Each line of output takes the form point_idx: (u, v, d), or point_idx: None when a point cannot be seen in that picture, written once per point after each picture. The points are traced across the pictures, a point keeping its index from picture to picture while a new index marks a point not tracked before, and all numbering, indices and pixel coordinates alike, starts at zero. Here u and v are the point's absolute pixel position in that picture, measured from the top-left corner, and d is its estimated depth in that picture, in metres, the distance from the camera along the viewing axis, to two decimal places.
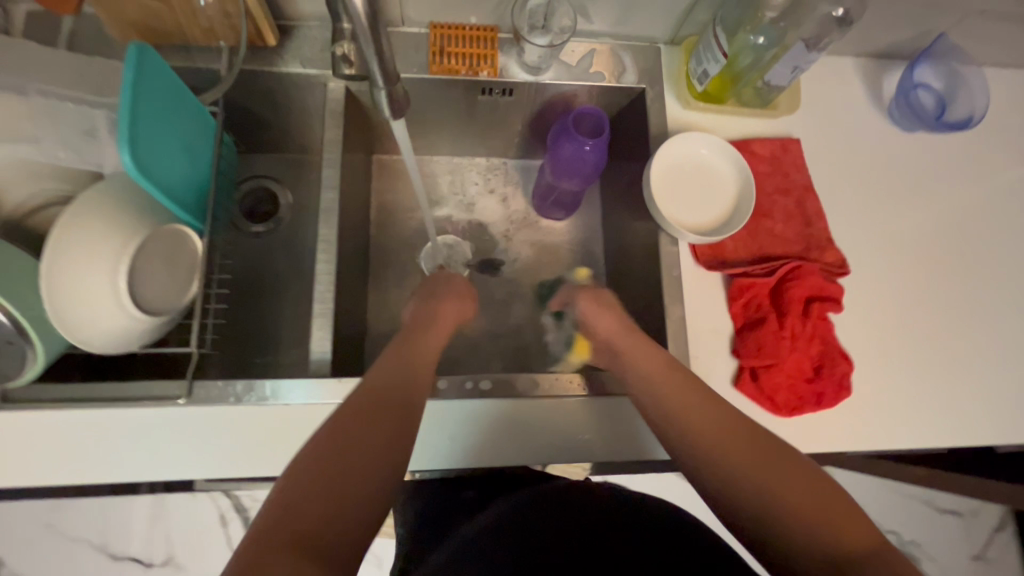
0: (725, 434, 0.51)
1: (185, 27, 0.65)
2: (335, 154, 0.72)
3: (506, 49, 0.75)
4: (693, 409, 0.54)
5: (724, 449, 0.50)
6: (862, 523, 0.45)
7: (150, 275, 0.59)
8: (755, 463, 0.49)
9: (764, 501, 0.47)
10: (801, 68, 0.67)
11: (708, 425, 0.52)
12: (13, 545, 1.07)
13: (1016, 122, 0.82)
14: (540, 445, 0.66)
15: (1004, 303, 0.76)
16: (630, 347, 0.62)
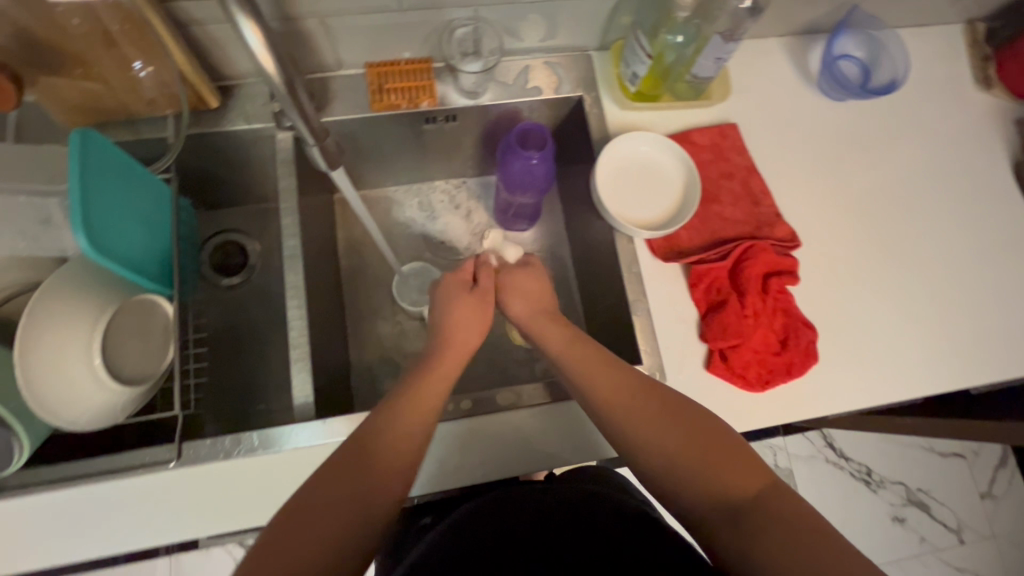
0: (645, 410, 0.58)
1: (128, 103, 0.67)
2: (291, 202, 0.74)
3: (442, 78, 0.77)
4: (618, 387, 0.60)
5: (645, 423, 0.57)
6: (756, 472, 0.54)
7: (123, 348, 0.61)
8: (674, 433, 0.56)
9: (681, 474, 0.54)
10: (723, 59, 0.70)
11: (631, 407, 0.58)
12: None
13: (938, 78, 0.86)
14: (522, 455, 0.68)
15: (953, 251, 0.79)
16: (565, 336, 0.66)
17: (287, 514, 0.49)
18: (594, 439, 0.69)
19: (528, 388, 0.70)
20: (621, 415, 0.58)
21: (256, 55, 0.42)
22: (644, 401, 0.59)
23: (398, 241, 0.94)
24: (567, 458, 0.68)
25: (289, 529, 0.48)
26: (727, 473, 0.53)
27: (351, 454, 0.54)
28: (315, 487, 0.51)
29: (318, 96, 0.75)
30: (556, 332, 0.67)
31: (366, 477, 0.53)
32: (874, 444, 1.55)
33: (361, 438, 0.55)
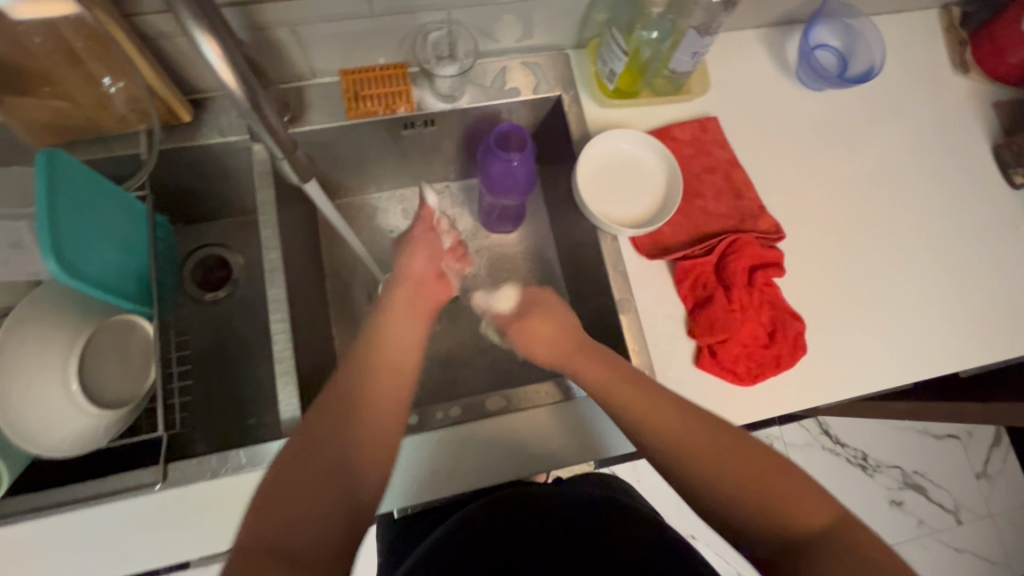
0: (701, 449, 0.57)
1: (98, 120, 0.66)
2: (270, 214, 0.73)
3: (418, 82, 0.76)
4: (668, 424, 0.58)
5: (703, 462, 0.56)
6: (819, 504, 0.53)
7: (102, 370, 0.60)
8: (733, 472, 0.55)
9: (743, 511, 0.54)
10: (700, 53, 0.70)
11: (691, 443, 0.57)
12: None
13: (916, 64, 0.86)
14: (521, 460, 0.67)
15: (936, 237, 0.80)
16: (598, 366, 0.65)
17: (270, 497, 0.50)
18: (590, 439, 0.69)
19: (518, 391, 0.69)
20: (683, 454, 0.57)
21: (215, 67, 0.41)
22: (698, 437, 0.57)
23: (383, 248, 0.93)
24: (566, 460, 0.68)
25: (273, 510, 0.49)
26: (796, 504, 0.53)
27: (324, 430, 0.55)
28: (297, 468, 0.52)
29: (294, 106, 0.74)
30: (593, 364, 0.65)
31: (342, 450, 0.54)
32: (870, 429, 1.56)
33: (336, 417, 0.56)
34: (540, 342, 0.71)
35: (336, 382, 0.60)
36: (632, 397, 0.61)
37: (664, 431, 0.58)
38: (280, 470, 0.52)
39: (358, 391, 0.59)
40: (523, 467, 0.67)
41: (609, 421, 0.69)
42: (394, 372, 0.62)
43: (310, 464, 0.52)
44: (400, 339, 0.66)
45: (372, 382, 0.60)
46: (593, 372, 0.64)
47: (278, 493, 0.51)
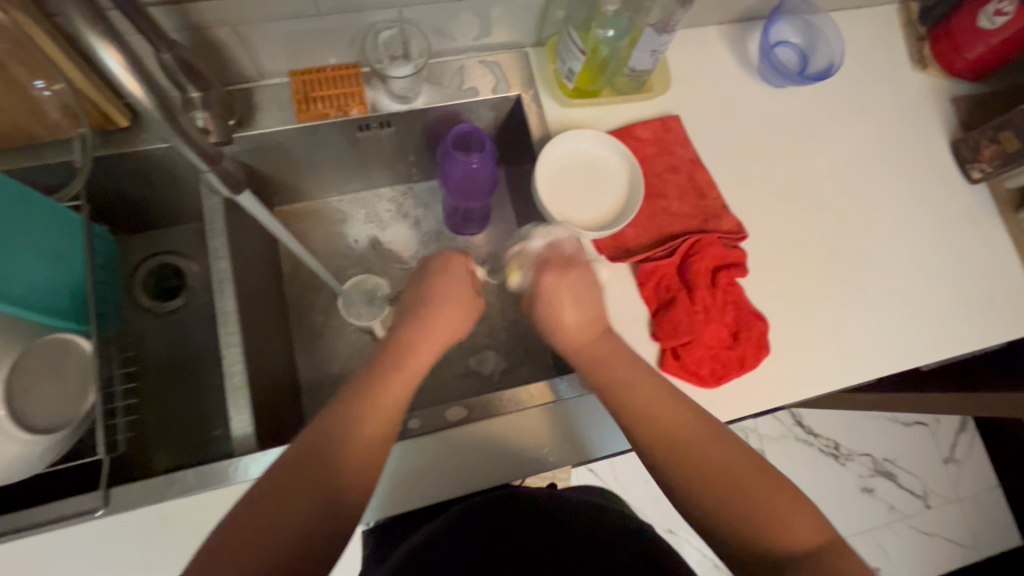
0: (702, 450, 0.56)
1: (27, 128, 0.62)
2: (218, 223, 0.70)
3: (372, 83, 0.74)
4: (673, 426, 0.58)
5: (701, 467, 0.56)
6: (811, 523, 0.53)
7: (34, 392, 0.57)
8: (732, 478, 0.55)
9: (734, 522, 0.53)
10: (659, 51, 0.69)
11: (698, 459, 0.56)
12: None
13: (876, 60, 0.86)
14: (497, 465, 0.66)
15: (897, 233, 0.80)
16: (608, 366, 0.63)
17: (229, 538, 0.48)
18: (571, 444, 0.67)
19: (490, 400, 0.67)
20: (679, 457, 0.56)
21: (121, 80, 0.40)
22: (699, 440, 0.57)
23: (345, 253, 0.91)
24: (544, 466, 0.66)
25: (231, 548, 0.48)
26: (790, 518, 0.52)
27: (299, 472, 0.52)
28: (262, 513, 0.50)
29: (241, 109, 0.71)
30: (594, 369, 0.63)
31: (312, 501, 0.51)
32: (842, 418, 1.58)
33: (317, 456, 0.53)
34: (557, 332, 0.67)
35: (324, 421, 0.56)
36: (643, 395, 0.60)
37: (667, 432, 0.58)
38: (255, 508, 0.50)
39: (344, 434, 0.55)
40: (502, 471, 0.66)
41: (589, 425, 0.67)
42: (382, 417, 0.57)
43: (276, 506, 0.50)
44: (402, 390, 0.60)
45: (358, 432, 0.55)
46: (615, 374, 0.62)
47: (239, 532, 0.48)
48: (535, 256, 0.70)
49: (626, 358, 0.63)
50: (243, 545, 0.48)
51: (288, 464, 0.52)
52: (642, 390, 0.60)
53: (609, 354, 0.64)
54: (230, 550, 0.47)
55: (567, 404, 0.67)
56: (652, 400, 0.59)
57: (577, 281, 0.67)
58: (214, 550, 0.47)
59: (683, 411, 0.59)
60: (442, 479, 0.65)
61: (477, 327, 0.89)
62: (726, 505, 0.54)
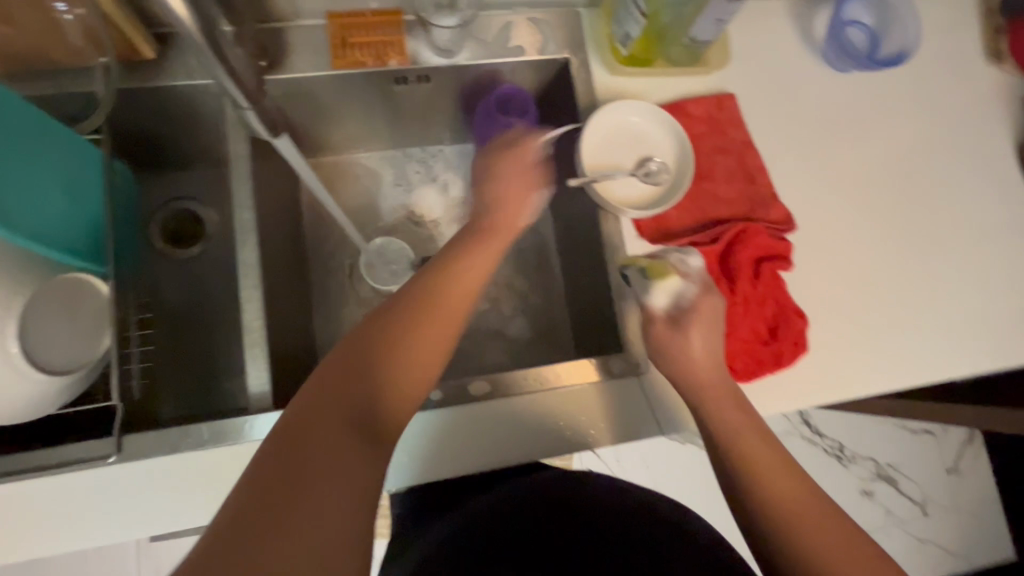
0: (792, 494, 0.53)
1: (47, 51, 0.59)
2: (244, 170, 0.66)
3: (413, 32, 0.69)
4: (764, 465, 0.55)
5: (793, 511, 0.52)
6: None
7: (47, 331, 0.54)
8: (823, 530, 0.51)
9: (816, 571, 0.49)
10: (724, 21, 0.64)
11: (788, 499, 0.53)
12: None
13: (949, 50, 0.81)
14: (523, 441, 0.63)
15: (952, 237, 0.76)
16: (708, 388, 0.60)
17: (270, 473, 0.41)
18: (605, 425, 0.64)
19: (512, 376, 0.65)
20: (793, 532, 0.50)
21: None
22: (791, 485, 0.54)
23: (368, 213, 0.87)
24: (575, 446, 0.63)
25: (276, 479, 0.41)
26: None
27: (345, 394, 0.45)
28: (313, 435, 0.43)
29: (272, 49, 0.67)
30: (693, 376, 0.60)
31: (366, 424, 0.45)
32: (849, 420, 1.57)
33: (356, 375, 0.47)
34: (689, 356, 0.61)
35: (362, 347, 0.49)
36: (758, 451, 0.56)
37: (785, 503, 0.52)
38: (287, 451, 0.42)
39: (387, 352, 0.49)
40: (531, 448, 0.63)
41: (622, 408, 0.65)
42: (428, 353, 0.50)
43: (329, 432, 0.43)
44: (454, 300, 0.54)
45: (399, 363, 0.49)
46: (728, 416, 0.58)
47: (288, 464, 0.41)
48: (697, 273, 0.64)
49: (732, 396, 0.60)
50: (295, 481, 0.41)
51: (327, 382, 0.46)
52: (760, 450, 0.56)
53: (724, 397, 0.59)
54: (275, 490, 0.40)
55: (597, 387, 0.65)
56: (767, 464, 0.55)
57: (710, 321, 0.62)
58: (245, 488, 0.41)
59: (800, 479, 0.54)
60: (464, 451, 0.62)
61: (499, 300, 0.86)
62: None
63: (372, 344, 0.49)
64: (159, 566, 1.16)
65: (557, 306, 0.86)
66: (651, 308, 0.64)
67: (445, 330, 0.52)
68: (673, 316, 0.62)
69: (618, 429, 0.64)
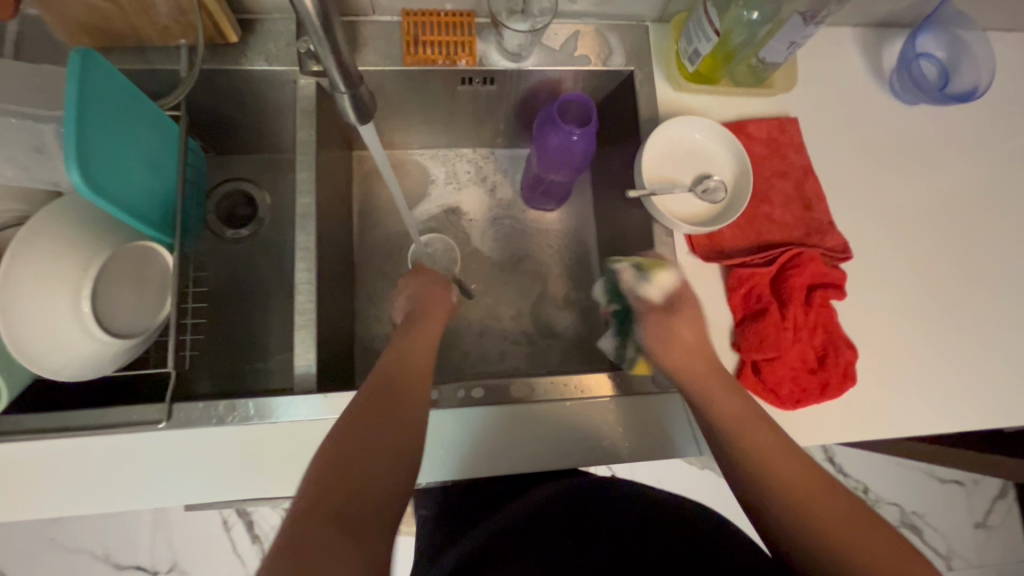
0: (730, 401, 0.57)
1: (139, 27, 0.61)
2: (308, 155, 0.68)
3: (484, 35, 0.71)
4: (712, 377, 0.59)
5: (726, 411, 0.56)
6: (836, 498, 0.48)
7: (115, 295, 0.56)
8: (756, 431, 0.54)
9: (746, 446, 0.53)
10: (798, 43, 0.63)
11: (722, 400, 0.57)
12: (32, 559, 1.15)
13: (1021, 90, 0.79)
14: (557, 446, 0.63)
15: (1017, 282, 0.73)
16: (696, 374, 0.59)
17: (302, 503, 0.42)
18: (644, 439, 0.64)
19: (553, 381, 0.64)
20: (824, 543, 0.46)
21: None
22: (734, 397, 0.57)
23: (416, 208, 0.88)
24: (610, 458, 0.63)
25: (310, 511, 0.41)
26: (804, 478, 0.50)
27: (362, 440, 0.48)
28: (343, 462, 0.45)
29: (347, 42, 0.69)
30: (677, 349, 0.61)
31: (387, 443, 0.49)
32: (874, 462, 1.52)
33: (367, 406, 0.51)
34: (681, 346, 0.62)
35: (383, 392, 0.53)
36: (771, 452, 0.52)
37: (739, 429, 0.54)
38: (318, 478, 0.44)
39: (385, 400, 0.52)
40: (566, 456, 0.63)
41: (660, 424, 0.64)
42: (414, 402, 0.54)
43: (359, 461, 0.46)
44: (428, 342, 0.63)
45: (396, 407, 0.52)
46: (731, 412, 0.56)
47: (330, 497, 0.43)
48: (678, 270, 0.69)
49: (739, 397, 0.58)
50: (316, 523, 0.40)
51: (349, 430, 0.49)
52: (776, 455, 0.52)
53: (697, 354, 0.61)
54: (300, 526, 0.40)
55: (634, 401, 0.65)
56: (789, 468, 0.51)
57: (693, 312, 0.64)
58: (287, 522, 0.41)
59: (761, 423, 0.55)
60: (494, 453, 0.62)
61: (539, 306, 0.86)
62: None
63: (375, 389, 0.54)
64: (173, 537, 1.18)
65: (596, 316, 0.86)
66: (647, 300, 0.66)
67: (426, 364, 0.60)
68: (668, 304, 0.65)
69: (658, 444, 0.64)
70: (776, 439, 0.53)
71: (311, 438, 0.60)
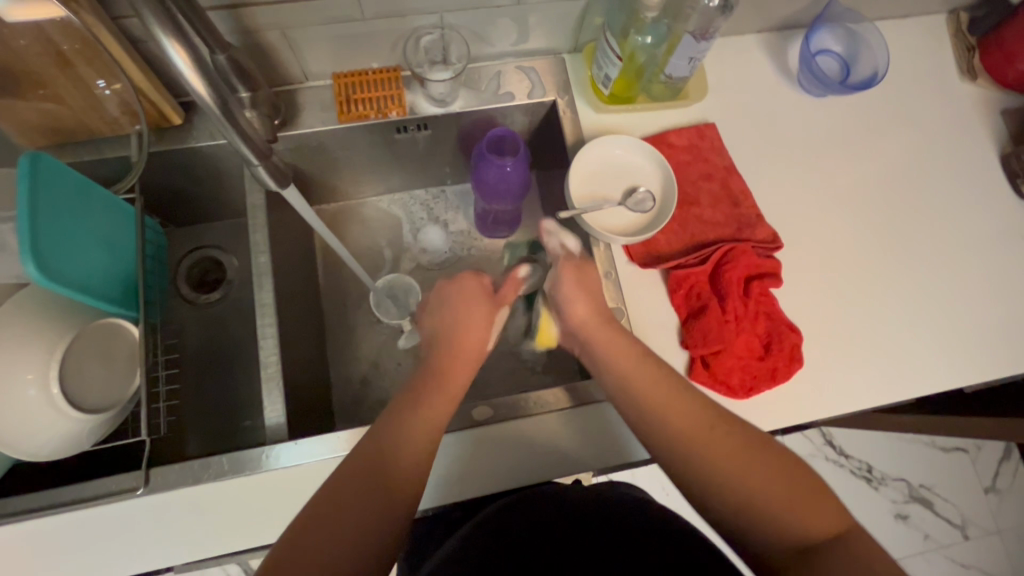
0: (617, 356, 0.62)
1: (89, 123, 0.66)
2: (260, 218, 0.72)
3: (411, 87, 0.76)
4: (603, 334, 0.65)
5: (615, 364, 0.62)
6: (720, 433, 0.55)
7: (87, 376, 0.60)
8: (642, 380, 0.60)
9: (635, 395, 0.60)
10: (696, 58, 0.69)
11: (613, 358, 0.62)
12: None
13: (921, 70, 0.84)
14: (526, 462, 0.66)
15: (942, 248, 0.77)
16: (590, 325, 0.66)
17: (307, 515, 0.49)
18: (607, 445, 0.67)
19: (515, 401, 0.67)
20: (728, 503, 0.53)
21: (185, 76, 0.41)
22: (622, 347, 0.63)
23: (376, 253, 0.92)
24: (576, 467, 0.66)
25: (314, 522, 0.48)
26: (689, 421, 0.57)
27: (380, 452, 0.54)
28: (290, 546, 0.47)
29: (285, 109, 0.74)
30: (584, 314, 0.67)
31: (348, 517, 0.49)
32: (874, 440, 1.52)
33: (335, 485, 0.51)
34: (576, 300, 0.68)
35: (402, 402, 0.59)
36: (680, 418, 0.57)
37: (624, 378, 0.61)
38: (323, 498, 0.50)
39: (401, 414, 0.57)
40: (535, 469, 0.66)
41: (621, 428, 0.68)
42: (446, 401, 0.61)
43: (348, 472, 0.52)
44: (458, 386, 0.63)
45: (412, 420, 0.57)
46: (628, 371, 0.61)
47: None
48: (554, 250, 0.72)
49: (646, 364, 0.61)
50: (325, 526, 0.48)
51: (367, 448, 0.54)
52: (687, 420, 0.57)
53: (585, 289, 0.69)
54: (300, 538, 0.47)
55: (597, 408, 0.68)
56: (707, 440, 0.55)
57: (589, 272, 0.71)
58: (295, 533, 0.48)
59: (641, 360, 0.62)
60: (464, 477, 0.65)
61: (503, 329, 0.88)
62: (785, 555, 0.50)
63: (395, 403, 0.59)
64: None
65: None
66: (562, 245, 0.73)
67: (421, 419, 0.57)
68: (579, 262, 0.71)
69: (620, 445, 0.67)
70: (664, 384, 0.60)
71: (286, 487, 0.63)
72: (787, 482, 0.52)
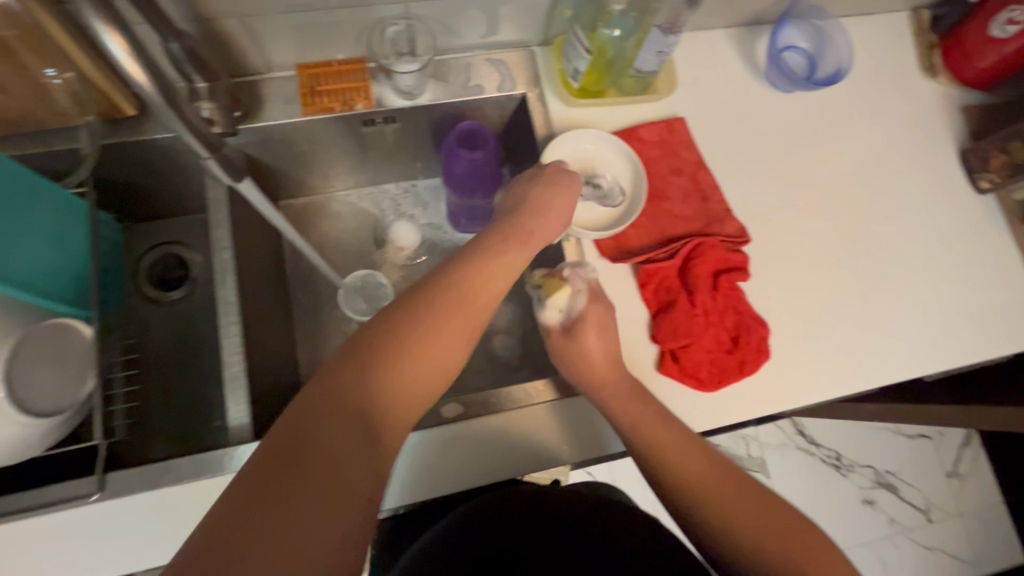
0: (626, 405, 0.62)
1: (35, 114, 0.63)
2: (222, 213, 0.70)
3: (377, 78, 0.74)
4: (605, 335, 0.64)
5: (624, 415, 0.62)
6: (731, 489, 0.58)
7: (36, 379, 0.57)
8: (655, 433, 0.61)
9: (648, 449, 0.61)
10: (665, 52, 0.69)
11: (620, 408, 0.62)
12: None
13: (885, 67, 0.86)
14: (503, 457, 0.65)
15: (904, 242, 0.79)
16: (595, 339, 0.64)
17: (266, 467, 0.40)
18: (582, 439, 0.67)
19: (488, 396, 0.67)
20: (742, 551, 0.55)
21: (122, 64, 0.39)
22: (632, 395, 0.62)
23: (346, 249, 0.91)
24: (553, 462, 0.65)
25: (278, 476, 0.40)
26: (698, 476, 0.59)
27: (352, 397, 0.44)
28: (251, 497, 0.39)
29: (247, 100, 0.72)
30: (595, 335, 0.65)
31: (331, 473, 0.41)
32: (844, 428, 1.55)
33: (312, 434, 0.42)
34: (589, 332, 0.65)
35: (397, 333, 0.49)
36: (693, 470, 0.59)
37: (635, 431, 0.61)
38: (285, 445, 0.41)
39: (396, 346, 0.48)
40: (512, 463, 0.65)
41: (595, 422, 0.68)
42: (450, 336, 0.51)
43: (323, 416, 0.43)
44: (476, 313, 0.53)
45: (408, 358, 0.48)
46: (631, 416, 0.61)
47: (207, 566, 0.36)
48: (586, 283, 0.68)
49: (656, 414, 0.62)
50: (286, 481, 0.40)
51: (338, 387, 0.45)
52: (697, 474, 0.59)
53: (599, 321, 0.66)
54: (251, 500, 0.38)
55: (571, 403, 0.68)
56: (717, 494, 0.58)
57: (605, 306, 0.67)
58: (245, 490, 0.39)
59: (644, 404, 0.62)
60: (437, 475, 0.64)
61: None
62: None
63: (393, 329, 0.49)
64: None
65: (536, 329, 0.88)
66: (589, 278, 0.68)
67: (433, 361, 0.49)
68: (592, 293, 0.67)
69: (594, 441, 0.67)
70: (672, 436, 0.61)
71: None
72: (795, 536, 0.55)
